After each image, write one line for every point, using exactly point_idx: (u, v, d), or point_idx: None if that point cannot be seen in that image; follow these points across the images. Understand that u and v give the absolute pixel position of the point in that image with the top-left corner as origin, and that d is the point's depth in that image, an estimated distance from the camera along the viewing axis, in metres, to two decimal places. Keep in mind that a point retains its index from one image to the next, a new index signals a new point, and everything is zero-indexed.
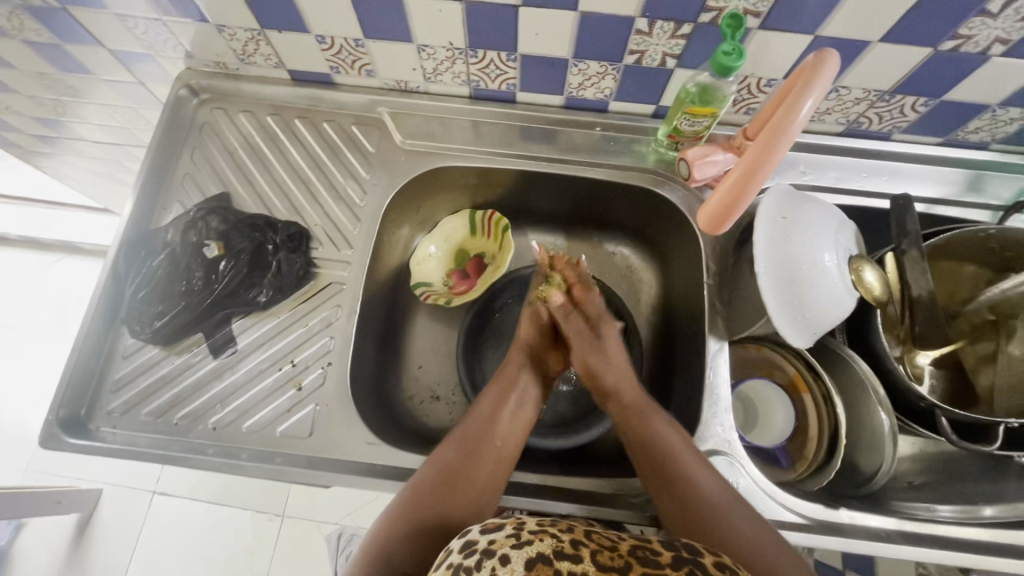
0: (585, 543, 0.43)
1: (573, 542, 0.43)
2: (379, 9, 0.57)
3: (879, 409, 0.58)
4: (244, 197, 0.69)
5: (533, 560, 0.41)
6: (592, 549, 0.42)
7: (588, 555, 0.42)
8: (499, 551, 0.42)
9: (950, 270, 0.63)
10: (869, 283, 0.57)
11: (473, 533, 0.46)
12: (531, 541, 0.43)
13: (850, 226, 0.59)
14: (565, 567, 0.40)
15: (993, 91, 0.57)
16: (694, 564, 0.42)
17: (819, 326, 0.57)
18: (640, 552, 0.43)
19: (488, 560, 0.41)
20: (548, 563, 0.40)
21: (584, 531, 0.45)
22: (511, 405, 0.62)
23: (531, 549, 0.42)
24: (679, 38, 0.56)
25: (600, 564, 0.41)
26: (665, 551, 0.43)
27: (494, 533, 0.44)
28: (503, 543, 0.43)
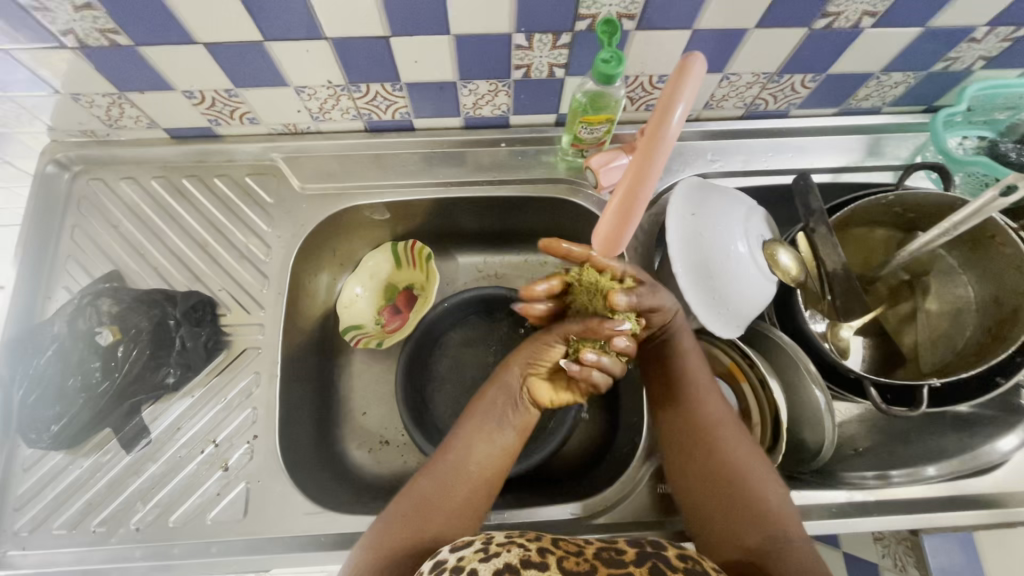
0: (551, 551, 0.42)
1: (539, 550, 0.42)
2: (244, 57, 0.53)
3: (813, 385, 0.59)
4: (137, 271, 0.64)
5: (501, 570, 0.39)
6: (559, 555, 0.41)
7: (555, 562, 0.41)
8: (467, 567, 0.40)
9: (861, 238, 0.64)
10: (786, 264, 0.57)
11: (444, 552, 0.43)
12: (499, 553, 0.41)
13: (759, 212, 0.59)
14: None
15: (873, 60, 0.58)
16: (656, 559, 0.41)
17: (743, 317, 0.57)
18: (604, 553, 0.43)
19: None
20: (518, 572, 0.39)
21: (551, 540, 0.44)
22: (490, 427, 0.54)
23: (499, 560, 0.40)
24: (561, 48, 0.54)
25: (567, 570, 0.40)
26: (628, 551, 0.42)
27: (463, 548, 0.41)
28: (471, 559, 0.41)
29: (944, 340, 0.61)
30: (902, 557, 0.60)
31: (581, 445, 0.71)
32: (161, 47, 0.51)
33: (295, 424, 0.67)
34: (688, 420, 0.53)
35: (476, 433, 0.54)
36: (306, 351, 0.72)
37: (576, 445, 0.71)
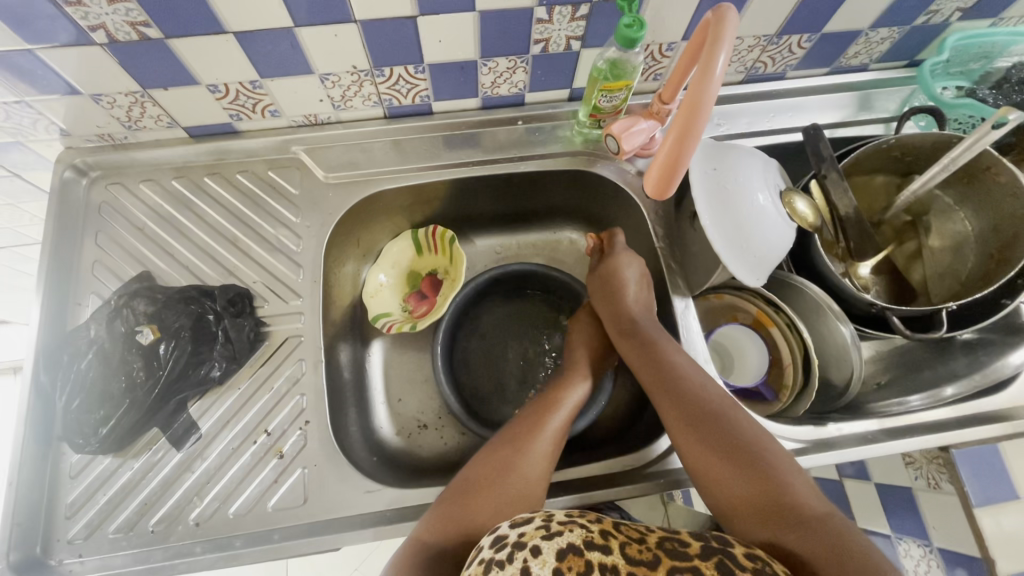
0: (613, 536, 0.44)
1: (602, 533, 0.43)
2: (271, 45, 0.54)
3: (839, 322, 0.62)
4: (168, 271, 0.63)
5: (563, 550, 0.41)
6: (622, 541, 0.43)
7: (617, 547, 0.42)
8: (530, 542, 0.42)
9: (865, 185, 0.69)
10: (803, 211, 0.61)
11: (502, 527, 0.45)
12: (562, 532, 0.43)
13: (774, 164, 0.63)
14: (596, 557, 0.41)
15: (863, 17, 0.63)
16: (721, 553, 0.42)
17: (770, 263, 0.61)
18: (668, 544, 0.44)
19: (519, 552, 0.41)
20: (579, 555, 0.41)
21: (613, 524, 0.46)
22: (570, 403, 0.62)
23: (562, 540, 0.42)
24: (579, 20, 0.57)
25: (629, 557, 0.42)
26: (692, 543, 0.43)
27: (524, 525, 0.43)
28: (533, 535, 0.42)
29: (951, 272, 0.65)
30: (934, 476, 0.64)
31: (616, 411, 0.73)
32: (191, 39, 0.52)
33: (339, 411, 0.67)
34: (679, 400, 0.56)
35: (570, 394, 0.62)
36: (339, 342, 0.72)
37: (611, 411, 0.73)
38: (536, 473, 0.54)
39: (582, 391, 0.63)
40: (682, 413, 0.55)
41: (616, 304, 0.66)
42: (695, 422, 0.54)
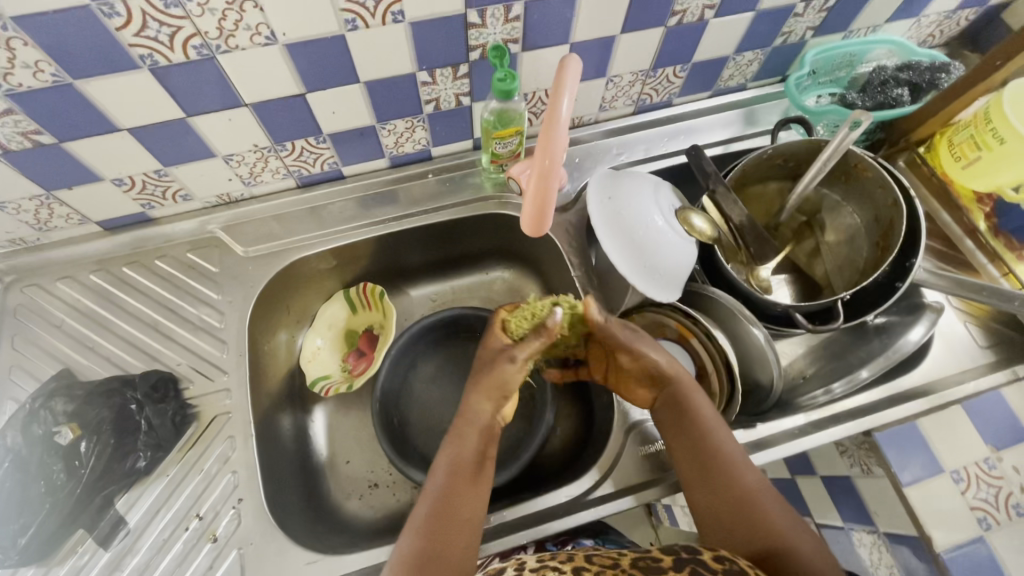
0: (586, 567, 0.46)
1: (572, 568, 0.45)
2: (167, 135, 0.56)
3: (750, 324, 0.65)
4: (89, 364, 0.63)
5: None
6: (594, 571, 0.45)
7: None
8: None
9: (759, 193, 0.73)
10: (699, 226, 0.65)
11: None
12: None
13: (666, 185, 0.67)
14: None
15: (726, 44, 0.68)
16: (693, 561, 0.44)
17: (678, 279, 0.64)
18: (642, 561, 0.46)
19: None
20: None
21: (586, 556, 0.48)
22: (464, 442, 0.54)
23: None
24: (462, 78, 0.61)
25: None
26: (664, 556, 0.46)
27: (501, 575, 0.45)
28: None
29: (848, 263, 0.69)
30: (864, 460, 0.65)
31: (563, 442, 0.74)
32: (85, 140, 0.54)
33: (281, 484, 0.66)
34: (695, 426, 0.55)
35: (465, 438, 0.54)
36: (277, 414, 0.72)
37: (559, 442, 0.74)
38: (456, 525, 0.50)
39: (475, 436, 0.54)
40: (679, 430, 0.55)
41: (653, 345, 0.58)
42: (718, 473, 0.52)
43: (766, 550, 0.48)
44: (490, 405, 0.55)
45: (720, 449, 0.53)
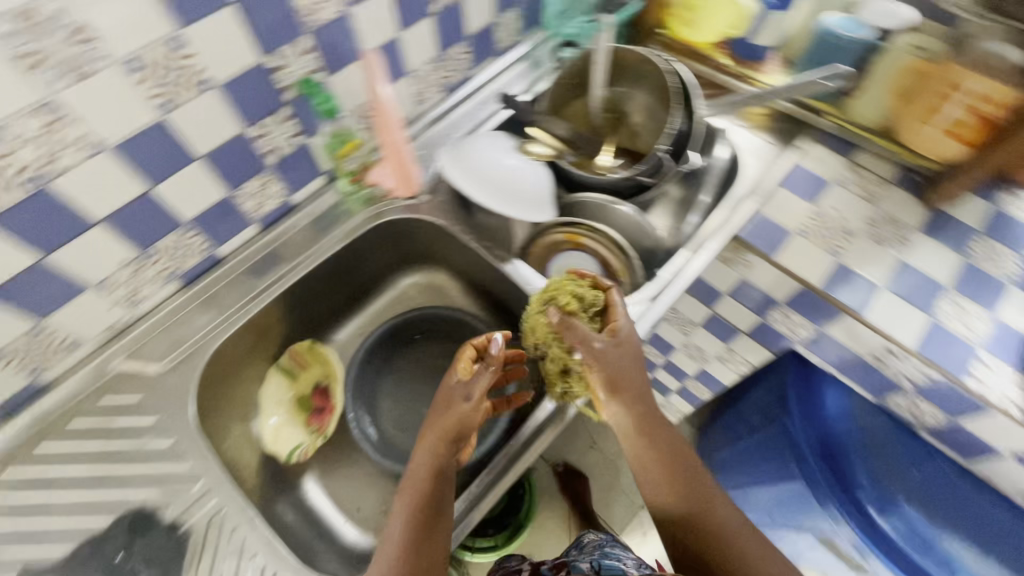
0: None
1: None
2: (29, 285, 0.55)
3: (615, 206, 0.79)
4: (50, 548, 0.58)
5: None
6: None
7: None
8: None
9: (569, 112, 0.88)
10: (540, 151, 0.80)
11: None
12: None
13: (500, 134, 0.80)
14: None
15: (486, 11, 0.81)
16: None
17: (544, 195, 0.76)
18: None
19: None
20: None
21: None
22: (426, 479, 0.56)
23: None
24: (288, 119, 0.67)
25: None
26: None
27: None
28: None
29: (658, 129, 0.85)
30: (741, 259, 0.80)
31: None
32: None
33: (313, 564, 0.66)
34: (664, 449, 0.59)
35: (423, 477, 0.57)
36: (271, 501, 0.73)
37: None
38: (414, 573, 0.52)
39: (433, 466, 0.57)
40: (649, 448, 0.59)
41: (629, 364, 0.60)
42: (687, 497, 0.57)
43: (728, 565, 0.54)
44: (445, 448, 0.57)
45: (691, 478, 0.58)
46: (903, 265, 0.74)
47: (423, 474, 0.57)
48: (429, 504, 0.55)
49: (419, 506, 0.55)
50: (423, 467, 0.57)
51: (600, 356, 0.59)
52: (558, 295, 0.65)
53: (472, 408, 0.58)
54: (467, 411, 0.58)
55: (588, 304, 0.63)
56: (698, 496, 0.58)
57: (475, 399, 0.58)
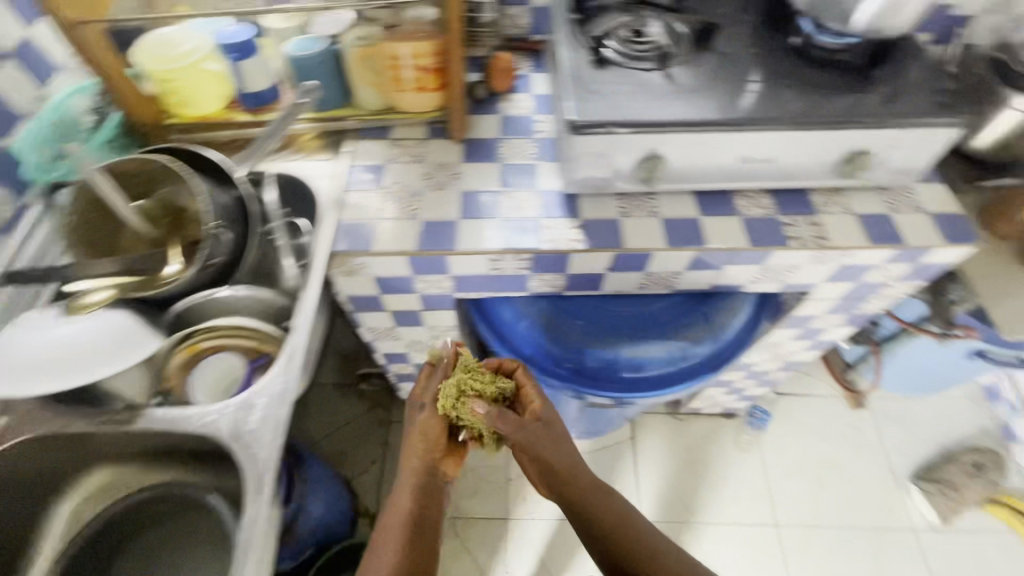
0: None
1: None
2: None
3: (217, 291, 0.79)
4: None
5: None
6: None
7: None
8: None
9: (120, 239, 0.82)
10: (98, 298, 0.73)
11: None
12: None
13: (40, 315, 0.71)
14: None
15: None
16: None
17: (124, 332, 0.71)
18: None
19: None
20: None
21: None
22: (406, 499, 0.78)
23: None
24: None
25: None
26: None
27: None
28: None
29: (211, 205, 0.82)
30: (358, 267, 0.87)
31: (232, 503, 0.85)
32: None
33: None
34: (607, 492, 0.81)
35: (406, 501, 0.78)
36: None
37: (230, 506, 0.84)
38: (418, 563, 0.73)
39: (413, 497, 0.78)
40: (583, 487, 0.79)
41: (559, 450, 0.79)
42: (612, 514, 0.79)
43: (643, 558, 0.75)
44: (409, 484, 0.79)
45: (611, 503, 0.80)
46: (465, 195, 0.89)
47: (403, 495, 0.79)
48: (407, 516, 0.77)
49: (399, 518, 0.77)
50: (407, 487, 0.79)
51: (553, 442, 0.78)
52: (465, 388, 0.80)
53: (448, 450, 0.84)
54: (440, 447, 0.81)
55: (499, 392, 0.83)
56: (632, 518, 0.79)
57: (436, 432, 0.81)
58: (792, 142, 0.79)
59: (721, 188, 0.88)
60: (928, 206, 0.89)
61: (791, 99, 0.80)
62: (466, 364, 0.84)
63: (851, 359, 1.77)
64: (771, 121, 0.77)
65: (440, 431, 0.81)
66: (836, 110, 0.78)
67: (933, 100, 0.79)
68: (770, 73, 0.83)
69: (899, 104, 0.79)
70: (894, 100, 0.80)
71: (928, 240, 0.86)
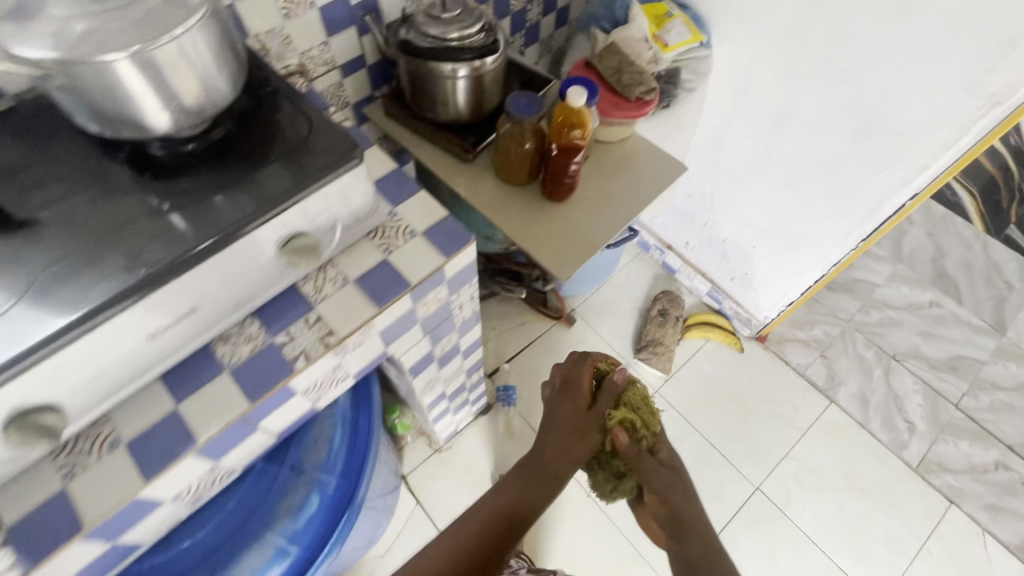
0: None
1: None
2: None
3: None
4: None
5: None
6: None
7: None
8: None
9: None
10: None
11: None
12: None
13: None
14: None
15: None
16: None
17: None
18: None
19: None
20: None
21: None
22: (542, 459, 0.94)
23: None
24: None
25: None
26: None
27: None
28: None
29: None
30: None
31: None
32: None
33: None
34: (703, 534, 0.85)
35: (566, 443, 0.95)
36: None
37: None
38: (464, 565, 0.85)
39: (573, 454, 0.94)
40: (695, 517, 0.86)
41: (688, 502, 0.87)
42: (714, 545, 0.83)
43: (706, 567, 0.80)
44: (557, 449, 0.94)
45: (705, 529, 0.85)
46: None
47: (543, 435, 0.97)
48: (534, 467, 0.94)
49: (529, 470, 0.94)
50: (556, 425, 0.96)
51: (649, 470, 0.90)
52: (625, 422, 0.93)
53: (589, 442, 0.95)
54: (588, 437, 0.95)
55: (645, 442, 0.93)
56: (721, 551, 0.83)
57: (574, 445, 0.95)
58: (201, 281, 0.62)
59: (184, 354, 0.68)
60: (415, 227, 0.83)
61: (173, 230, 0.62)
62: (631, 400, 0.96)
63: (541, 289, 1.88)
64: (115, 300, 0.56)
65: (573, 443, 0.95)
66: (200, 232, 0.62)
67: (312, 156, 0.68)
68: (113, 221, 0.63)
69: (277, 180, 0.66)
70: (275, 177, 0.67)
71: (427, 267, 0.79)
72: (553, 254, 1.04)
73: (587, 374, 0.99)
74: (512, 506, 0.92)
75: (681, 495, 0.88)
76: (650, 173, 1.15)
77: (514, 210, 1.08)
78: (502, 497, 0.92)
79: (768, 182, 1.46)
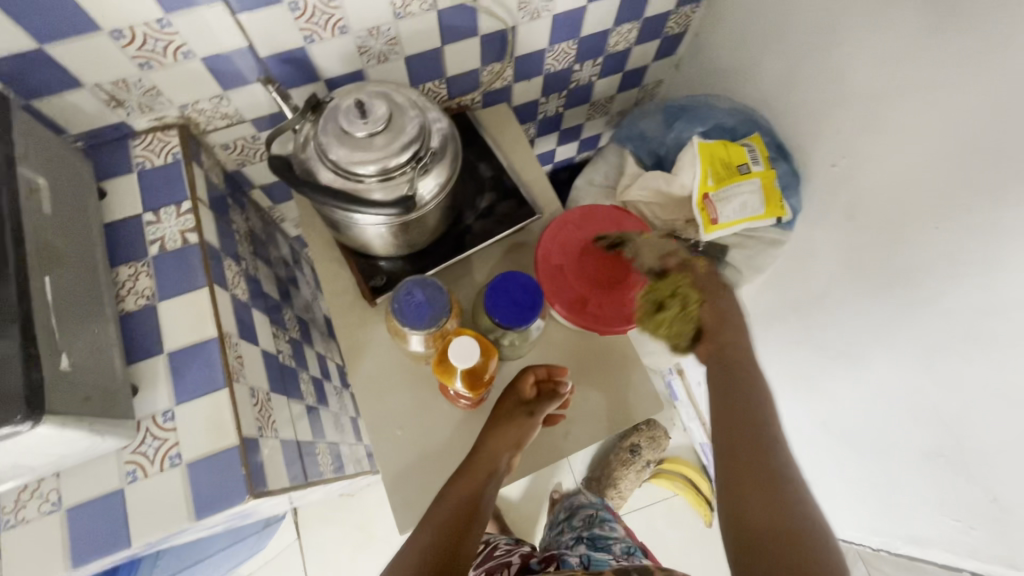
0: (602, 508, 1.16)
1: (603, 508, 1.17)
2: None
3: None
4: None
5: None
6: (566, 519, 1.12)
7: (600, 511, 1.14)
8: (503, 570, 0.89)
9: None
10: None
11: None
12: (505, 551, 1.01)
13: None
14: None
15: None
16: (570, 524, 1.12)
17: None
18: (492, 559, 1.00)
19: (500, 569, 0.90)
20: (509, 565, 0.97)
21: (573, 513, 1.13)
22: (485, 442, 0.69)
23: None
24: None
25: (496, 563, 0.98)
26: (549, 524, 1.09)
27: None
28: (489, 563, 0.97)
29: None
30: None
31: None
32: None
33: None
34: (755, 405, 0.63)
35: (516, 423, 0.70)
36: None
37: None
38: None
39: (532, 427, 0.71)
40: (735, 391, 0.64)
41: (739, 347, 0.68)
42: (751, 432, 0.61)
43: (778, 529, 0.53)
44: (519, 424, 0.70)
45: (761, 425, 0.61)
46: None
47: (482, 442, 0.69)
48: (482, 466, 0.67)
49: (473, 461, 0.68)
50: (502, 408, 0.71)
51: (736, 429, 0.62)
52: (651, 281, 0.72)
53: (535, 424, 0.71)
54: (532, 420, 0.70)
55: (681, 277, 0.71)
56: (775, 443, 0.60)
57: (526, 431, 0.70)
58: None
59: None
60: (182, 450, 0.60)
61: None
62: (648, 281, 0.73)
63: None
64: None
65: (527, 429, 0.70)
66: None
67: None
68: None
69: None
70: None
71: (167, 524, 0.58)
72: (426, 496, 0.73)
73: (531, 384, 0.72)
74: (467, 506, 0.64)
75: (725, 310, 0.70)
76: (603, 366, 0.78)
77: (394, 404, 0.77)
78: (455, 493, 0.65)
79: (803, 409, 1.05)
